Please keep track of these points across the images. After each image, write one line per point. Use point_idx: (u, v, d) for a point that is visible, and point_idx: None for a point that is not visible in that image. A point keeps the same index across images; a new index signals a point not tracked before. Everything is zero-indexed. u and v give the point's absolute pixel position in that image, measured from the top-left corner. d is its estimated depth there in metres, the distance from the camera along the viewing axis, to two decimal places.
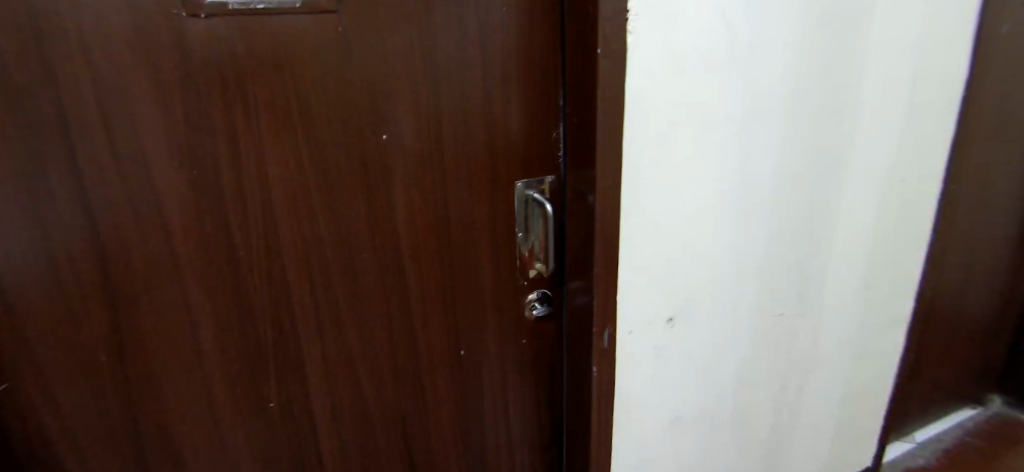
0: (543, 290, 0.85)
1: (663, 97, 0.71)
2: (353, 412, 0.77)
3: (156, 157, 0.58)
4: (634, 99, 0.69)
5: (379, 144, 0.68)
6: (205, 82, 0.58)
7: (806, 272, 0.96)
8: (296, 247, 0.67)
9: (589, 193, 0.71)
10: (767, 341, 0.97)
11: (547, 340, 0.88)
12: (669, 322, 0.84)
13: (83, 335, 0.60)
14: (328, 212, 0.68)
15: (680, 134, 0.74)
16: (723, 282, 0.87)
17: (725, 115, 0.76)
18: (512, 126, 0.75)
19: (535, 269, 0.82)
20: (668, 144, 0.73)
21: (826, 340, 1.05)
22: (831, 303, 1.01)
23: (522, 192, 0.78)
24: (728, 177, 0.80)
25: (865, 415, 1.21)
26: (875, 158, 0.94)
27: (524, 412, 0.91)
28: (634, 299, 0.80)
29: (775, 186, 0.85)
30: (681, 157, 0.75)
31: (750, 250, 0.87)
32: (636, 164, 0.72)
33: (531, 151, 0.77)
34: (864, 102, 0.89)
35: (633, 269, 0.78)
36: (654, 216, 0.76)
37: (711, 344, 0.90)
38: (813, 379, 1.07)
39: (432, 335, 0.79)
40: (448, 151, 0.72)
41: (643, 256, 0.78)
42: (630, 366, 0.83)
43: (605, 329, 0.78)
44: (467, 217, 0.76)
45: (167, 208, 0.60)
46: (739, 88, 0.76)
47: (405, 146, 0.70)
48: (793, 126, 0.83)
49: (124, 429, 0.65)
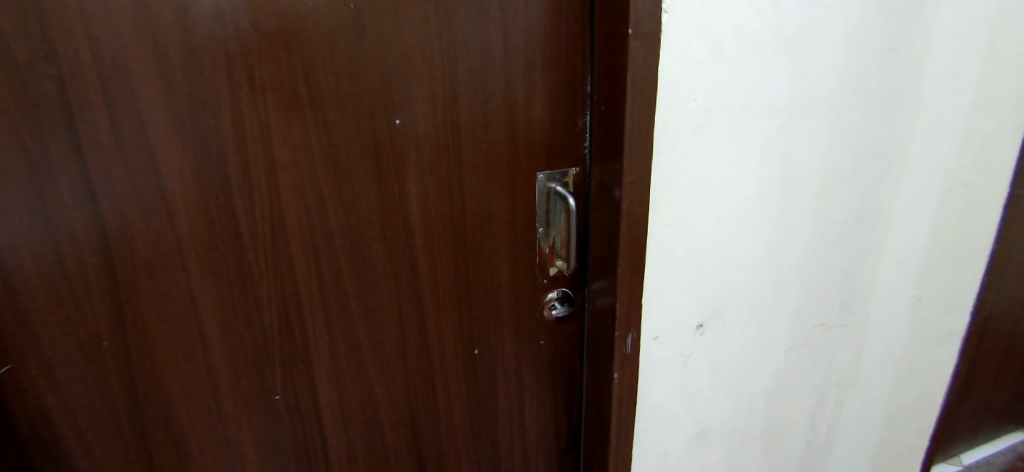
0: (564, 289, 0.80)
1: (700, 85, 0.65)
2: (361, 407, 0.75)
3: (160, 137, 0.56)
4: (668, 85, 0.63)
5: (392, 127, 0.64)
6: (209, 59, 0.55)
7: (852, 280, 0.88)
8: (303, 234, 0.64)
9: (616, 187, 0.66)
10: (806, 352, 0.90)
11: (567, 341, 0.83)
12: (699, 328, 0.78)
13: (86, 321, 0.58)
14: (336, 198, 0.64)
15: (717, 125, 0.68)
16: (759, 287, 0.80)
17: (767, 105, 0.70)
18: (534, 113, 0.70)
19: (556, 266, 0.78)
20: (704, 136, 0.67)
21: (871, 353, 0.97)
22: (877, 314, 0.94)
23: (543, 184, 0.73)
24: (770, 173, 0.74)
25: (911, 435, 1.12)
26: (935, 158, 0.86)
27: (540, 414, 0.86)
28: (661, 303, 0.74)
29: (820, 185, 0.79)
30: (718, 150, 0.69)
31: (791, 253, 0.81)
32: (668, 156, 0.67)
33: (554, 140, 0.72)
34: (925, 95, 0.81)
35: (661, 270, 0.72)
36: (685, 214, 0.71)
37: (744, 354, 0.84)
38: (854, 395, 0.99)
39: (444, 332, 0.76)
40: (465, 138, 0.68)
41: (673, 256, 0.72)
42: (655, 374, 0.78)
43: (629, 333, 0.72)
44: (485, 209, 0.72)
45: (171, 191, 0.58)
46: (785, 75, 0.70)
47: (419, 132, 0.66)
48: (843, 120, 0.76)
49: (125, 417, 0.63)
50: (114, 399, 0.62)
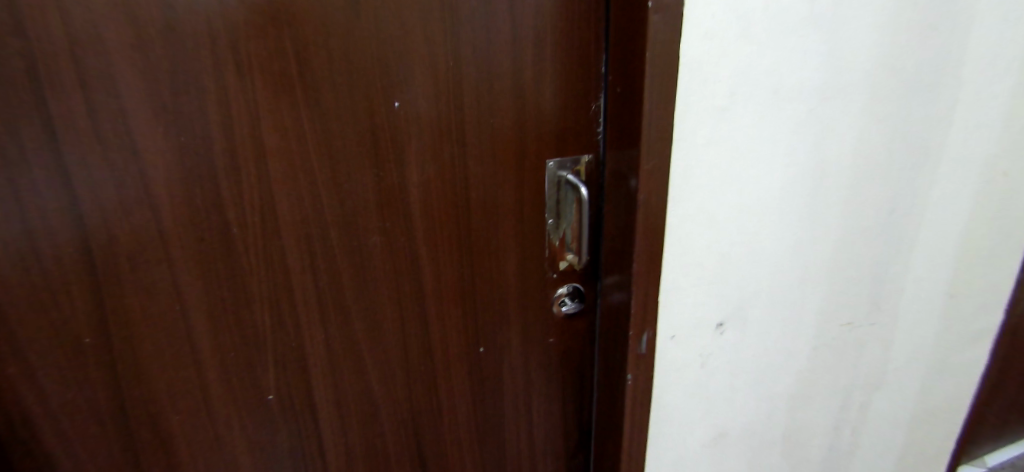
0: (574, 285, 0.75)
1: (725, 64, 0.59)
2: (360, 407, 0.71)
3: (140, 119, 0.51)
4: (690, 62, 0.58)
5: (391, 110, 0.60)
6: (191, 35, 0.51)
7: (881, 275, 0.83)
8: (296, 224, 0.60)
9: (632, 176, 0.61)
10: (833, 352, 0.84)
11: (577, 339, 0.79)
12: (719, 328, 0.73)
13: (65, 317, 0.55)
14: (331, 185, 0.60)
15: (742, 109, 0.62)
16: (784, 283, 0.75)
17: (797, 87, 0.64)
18: (545, 96, 0.65)
19: (566, 260, 0.73)
20: (728, 119, 0.62)
21: (899, 352, 0.91)
22: (906, 311, 0.88)
23: (553, 172, 0.68)
24: (799, 160, 0.68)
25: (937, 439, 1.06)
26: (974, 146, 0.80)
27: (548, 416, 0.82)
28: (679, 300, 0.69)
29: (851, 173, 0.73)
30: (743, 136, 0.64)
31: (820, 246, 0.75)
32: (689, 142, 0.61)
33: (566, 126, 0.67)
34: (966, 78, 0.75)
35: (680, 265, 0.67)
36: (706, 205, 0.65)
37: (767, 354, 0.78)
38: (880, 396, 0.94)
39: (447, 329, 0.71)
40: (469, 122, 0.63)
41: (693, 251, 0.67)
42: (671, 375, 0.73)
43: (644, 331, 0.67)
44: (491, 199, 0.67)
45: (153, 178, 0.54)
46: (817, 54, 0.64)
47: (420, 116, 0.61)
48: (876, 105, 0.71)
49: (111, 418, 0.59)
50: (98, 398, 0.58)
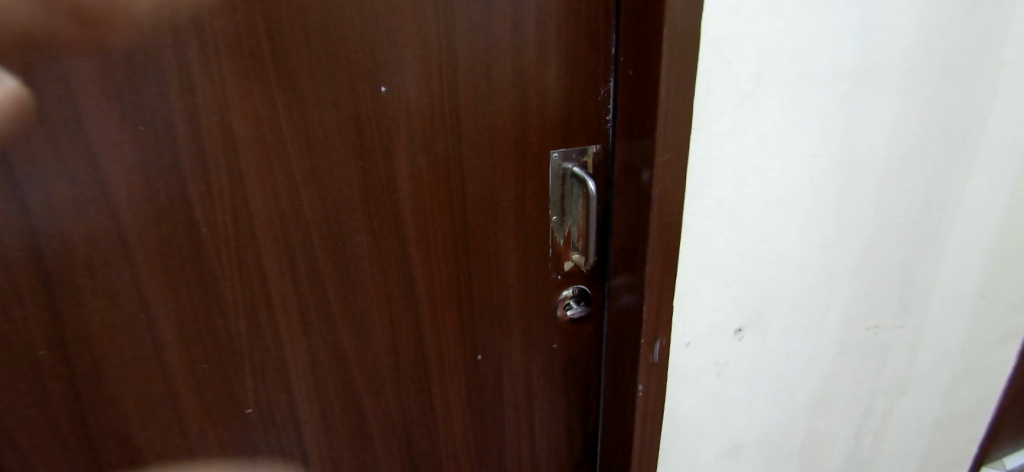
0: (581, 286, 0.69)
1: (750, 43, 0.53)
2: (348, 419, 0.65)
3: (91, 105, 0.45)
4: (712, 40, 0.51)
5: (375, 95, 0.53)
6: (147, 10, 0.44)
7: (910, 276, 0.77)
8: (271, 222, 0.54)
9: (644, 169, 0.55)
10: (857, 357, 0.78)
11: (584, 345, 0.73)
12: (738, 334, 0.67)
13: (14, 330, 0.48)
14: (310, 180, 0.54)
15: (769, 94, 0.56)
16: (809, 285, 0.69)
17: (829, 69, 0.58)
18: (547, 79, 0.59)
19: (572, 261, 0.67)
20: (753, 106, 0.56)
21: (926, 355, 0.85)
22: (935, 312, 0.82)
23: (558, 164, 0.62)
24: (828, 151, 0.62)
25: (961, 445, 1.01)
26: (1015, 134, 0.74)
27: (551, 425, 0.77)
28: (696, 305, 0.63)
29: (883, 165, 0.67)
30: (769, 124, 0.57)
31: (847, 245, 0.69)
32: (709, 131, 0.55)
33: (572, 113, 0.61)
34: (1012, 59, 0.68)
35: (697, 267, 0.61)
36: (727, 201, 0.59)
37: (788, 361, 0.73)
38: (903, 402, 0.88)
39: (442, 335, 0.66)
40: (464, 109, 0.57)
41: (711, 251, 0.61)
42: (685, 385, 0.67)
43: (656, 339, 0.62)
44: (489, 194, 0.61)
45: (110, 173, 0.47)
46: (852, 32, 0.57)
47: (409, 102, 0.55)
48: (913, 90, 0.64)
49: (73, 436, 0.54)
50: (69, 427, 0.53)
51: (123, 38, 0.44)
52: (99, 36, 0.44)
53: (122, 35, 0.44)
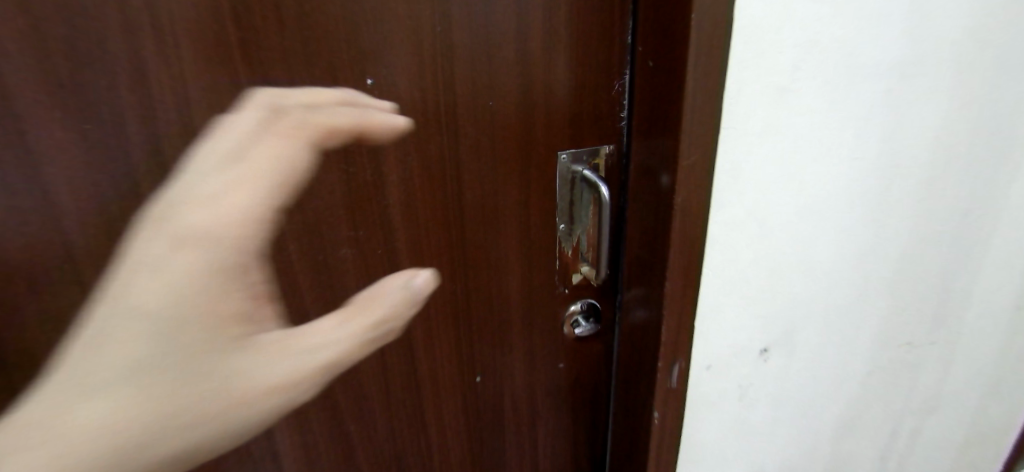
0: (590, 301, 0.62)
1: (788, 30, 0.46)
2: (334, 454, 0.58)
3: (20, 102, 0.36)
4: (746, 26, 0.45)
5: (360, 89, 0.46)
6: None
7: (947, 288, 0.71)
8: None
9: (664, 172, 0.49)
10: (887, 375, 0.72)
11: (592, 364, 0.66)
12: (763, 354, 0.61)
13: None
14: None
15: (806, 89, 0.49)
16: (841, 300, 0.63)
17: (873, 61, 0.51)
18: (555, 71, 0.52)
19: (581, 273, 0.60)
20: (788, 102, 0.49)
21: (958, 371, 0.79)
22: (969, 326, 0.76)
23: (566, 167, 0.56)
24: (868, 153, 0.56)
25: (985, 462, 0.95)
26: None
27: (556, 449, 0.71)
28: (718, 324, 0.57)
29: (925, 169, 0.60)
30: (805, 122, 0.51)
31: (882, 257, 0.63)
32: (741, 131, 0.48)
33: (582, 110, 0.54)
34: None
35: (721, 282, 0.55)
36: (757, 209, 0.53)
37: (816, 382, 0.66)
38: (932, 421, 0.82)
39: (438, 356, 0.59)
40: (461, 105, 0.50)
41: (738, 264, 0.54)
42: (704, 410, 0.61)
43: (675, 362, 0.55)
44: (489, 200, 0.55)
45: (46, 184, 0.38)
46: (900, 19, 0.51)
47: (399, 97, 0.47)
48: (962, 85, 0.58)
49: None
50: (270, 425, 0.34)
51: (246, 198, 0.33)
52: (207, 105, 0.41)
53: (244, 192, 0.33)
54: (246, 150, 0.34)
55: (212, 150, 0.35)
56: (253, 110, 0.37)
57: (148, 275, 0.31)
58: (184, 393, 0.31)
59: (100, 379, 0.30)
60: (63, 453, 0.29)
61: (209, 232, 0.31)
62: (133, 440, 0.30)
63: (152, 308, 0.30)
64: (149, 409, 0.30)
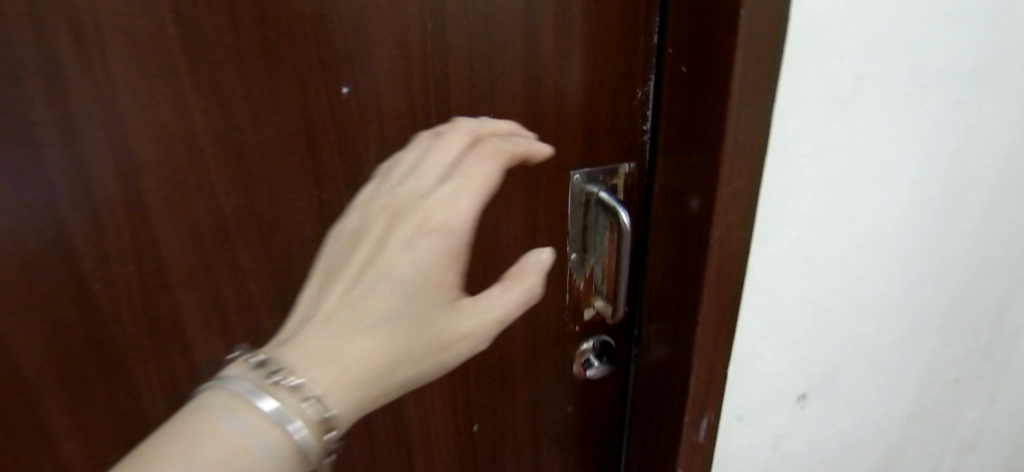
0: (603, 339, 0.55)
1: (853, 31, 0.38)
2: None
3: None
4: (805, 28, 0.37)
5: (334, 100, 0.38)
6: None
7: (999, 319, 0.63)
8: (196, 276, 0.39)
9: (691, 197, 0.42)
10: (930, 415, 0.65)
11: (605, 406, 0.59)
12: (800, 400, 0.53)
13: None
14: (247, 218, 0.38)
15: (868, 101, 0.42)
16: (888, 338, 0.55)
17: (945, 67, 0.44)
18: (569, 76, 0.43)
19: (593, 307, 0.53)
20: (846, 117, 0.41)
21: (1004, 406, 0.72)
22: (1019, 358, 0.69)
23: (580, 188, 0.48)
24: (930, 174, 0.48)
25: None
26: None
27: None
28: (753, 370, 0.49)
29: (990, 190, 0.53)
30: (864, 140, 0.43)
31: (935, 288, 0.55)
32: (792, 152, 0.41)
33: (599, 122, 0.46)
34: None
35: (758, 324, 0.47)
36: (804, 241, 0.45)
37: (855, 427, 0.59)
38: (972, 457, 0.75)
39: (430, 405, 0.51)
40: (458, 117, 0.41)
41: (778, 303, 0.47)
42: (733, 464, 0.54)
43: (702, 416, 0.48)
44: (490, 229, 0.47)
45: None
46: (979, 18, 0.43)
47: (380, 109, 0.39)
48: None
49: None
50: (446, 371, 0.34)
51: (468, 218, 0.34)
52: (142, 123, 0.33)
53: (471, 198, 0.34)
54: (461, 163, 0.35)
55: (425, 166, 0.34)
56: (458, 137, 0.36)
57: (405, 249, 0.32)
58: (429, 317, 0.32)
59: (376, 310, 0.31)
60: (361, 368, 0.30)
61: (448, 225, 0.33)
62: (401, 360, 0.32)
63: (404, 276, 0.31)
64: (407, 336, 0.31)
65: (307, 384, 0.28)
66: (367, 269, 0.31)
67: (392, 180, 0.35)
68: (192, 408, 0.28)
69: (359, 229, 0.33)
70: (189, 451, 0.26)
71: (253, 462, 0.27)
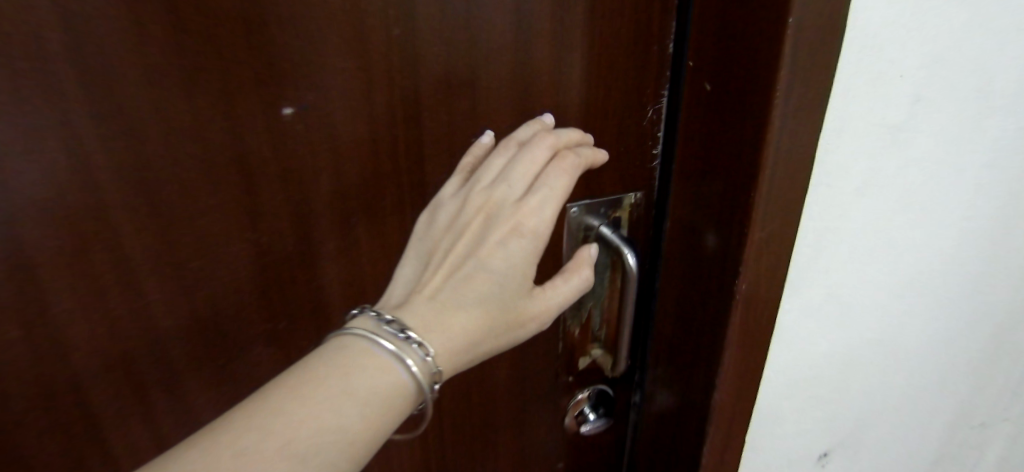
0: (600, 388, 0.48)
1: (917, 47, 0.31)
2: None
3: None
4: (862, 44, 0.30)
5: (273, 123, 0.30)
6: None
7: None
8: (97, 343, 0.30)
9: (709, 233, 0.35)
10: (955, 461, 0.59)
11: (602, 460, 0.52)
12: (821, 459, 0.48)
13: None
14: (165, 271, 0.31)
15: (924, 128, 0.35)
16: (921, 388, 0.49)
17: (1013, 88, 0.37)
18: (570, 92, 0.35)
19: (591, 355, 0.46)
20: (898, 147, 0.35)
21: None
22: None
23: (578, 222, 0.40)
24: (983, 208, 0.41)
25: None
26: None
27: None
28: (773, 430, 0.43)
29: None
30: (915, 173, 0.36)
31: (974, 333, 0.49)
32: (835, 189, 0.34)
33: (603, 145, 0.38)
34: None
35: (782, 381, 0.41)
36: (840, 288, 0.39)
37: None
38: None
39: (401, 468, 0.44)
40: (432, 143, 0.34)
41: (806, 357, 0.41)
42: None
43: None
44: None
45: None
46: None
47: (334, 134, 0.31)
48: None
49: None
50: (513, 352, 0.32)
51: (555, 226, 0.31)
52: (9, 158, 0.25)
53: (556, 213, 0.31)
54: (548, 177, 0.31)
55: (514, 171, 0.31)
56: (542, 150, 0.32)
57: (501, 246, 0.30)
58: (521, 299, 0.31)
59: (474, 294, 0.29)
60: (458, 344, 0.28)
61: (540, 231, 0.30)
62: (490, 339, 0.30)
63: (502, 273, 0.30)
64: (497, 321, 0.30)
65: (422, 348, 0.27)
66: (467, 259, 0.30)
67: (476, 181, 0.32)
68: (332, 342, 0.27)
69: (454, 221, 0.31)
70: (338, 378, 0.25)
71: (388, 395, 0.26)
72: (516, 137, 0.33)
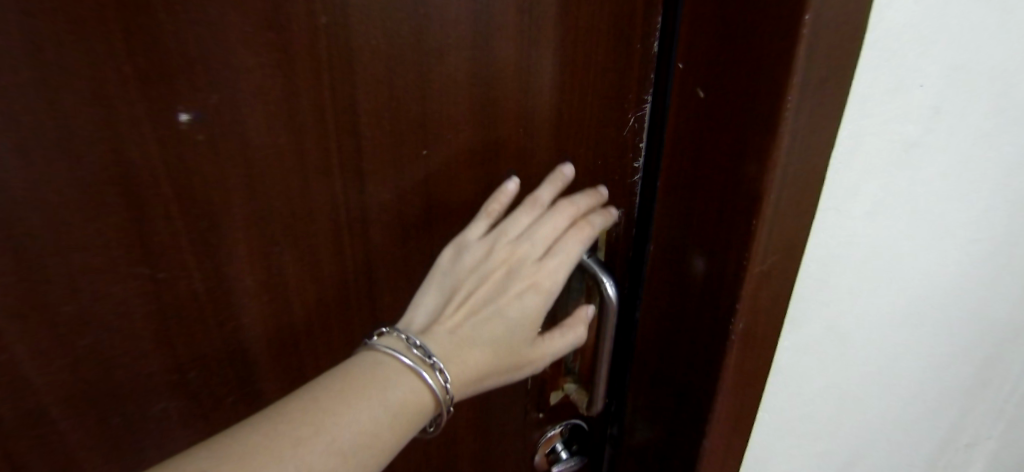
0: (573, 421, 0.44)
1: (941, 53, 0.27)
2: None
3: None
4: (882, 50, 0.25)
5: (166, 136, 0.24)
6: None
7: None
8: None
9: (697, 255, 0.30)
10: None
11: None
12: None
13: None
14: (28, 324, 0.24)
15: (939, 145, 0.31)
16: (915, 417, 0.46)
17: None
18: (538, 99, 0.30)
19: (563, 389, 0.41)
20: (910, 168, 0.30)
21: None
22: None
23: None
24: (994, 230, 0.37)
25: None
26: None
27: None
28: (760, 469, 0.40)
29: None
30: (926, 194, 0.32)
31: (975, 359, 0.46)
32: (841, 216, 0.30)
33: (576, 160, 0.33)
34: None
35: (774, 420, 0.37)
36: (839, 322, 0.35)
37: None
38: None
39: None
40: (374, 155, 0.28)
41: (800, 394, 0.37)
42: None
43: None
44: None
45: None
46: None
47: (248, 149, 0.25)
48: None
49: None
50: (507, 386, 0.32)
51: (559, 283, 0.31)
52: None
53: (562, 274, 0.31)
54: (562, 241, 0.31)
55: (537, 232, 0.30)
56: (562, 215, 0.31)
57: (519, 298, 0.30)
58: (529, 342, 0.30)
59: (487, 336, 0.29)
60: (469, 377, 0.28)
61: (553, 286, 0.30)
62: (496, 374, 0.30)
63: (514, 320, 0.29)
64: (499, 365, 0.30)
65: (444, 373, 0.27)
66: (486, 304, 0.29)
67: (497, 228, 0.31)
68: (361, 355, 0.27)
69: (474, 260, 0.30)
70: (378, 386, 0.25)
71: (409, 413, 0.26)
72: (544, 195, 0.31)
